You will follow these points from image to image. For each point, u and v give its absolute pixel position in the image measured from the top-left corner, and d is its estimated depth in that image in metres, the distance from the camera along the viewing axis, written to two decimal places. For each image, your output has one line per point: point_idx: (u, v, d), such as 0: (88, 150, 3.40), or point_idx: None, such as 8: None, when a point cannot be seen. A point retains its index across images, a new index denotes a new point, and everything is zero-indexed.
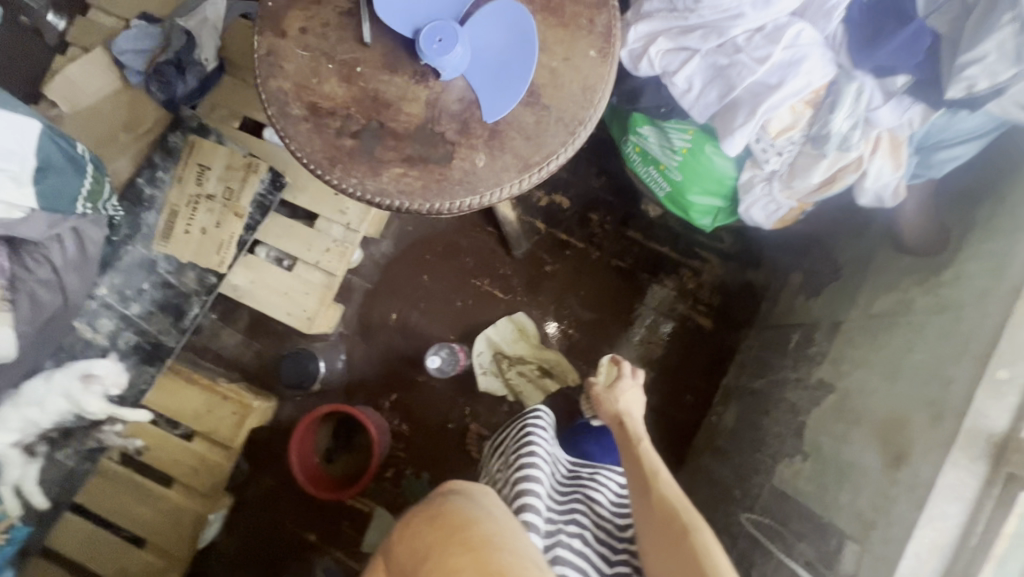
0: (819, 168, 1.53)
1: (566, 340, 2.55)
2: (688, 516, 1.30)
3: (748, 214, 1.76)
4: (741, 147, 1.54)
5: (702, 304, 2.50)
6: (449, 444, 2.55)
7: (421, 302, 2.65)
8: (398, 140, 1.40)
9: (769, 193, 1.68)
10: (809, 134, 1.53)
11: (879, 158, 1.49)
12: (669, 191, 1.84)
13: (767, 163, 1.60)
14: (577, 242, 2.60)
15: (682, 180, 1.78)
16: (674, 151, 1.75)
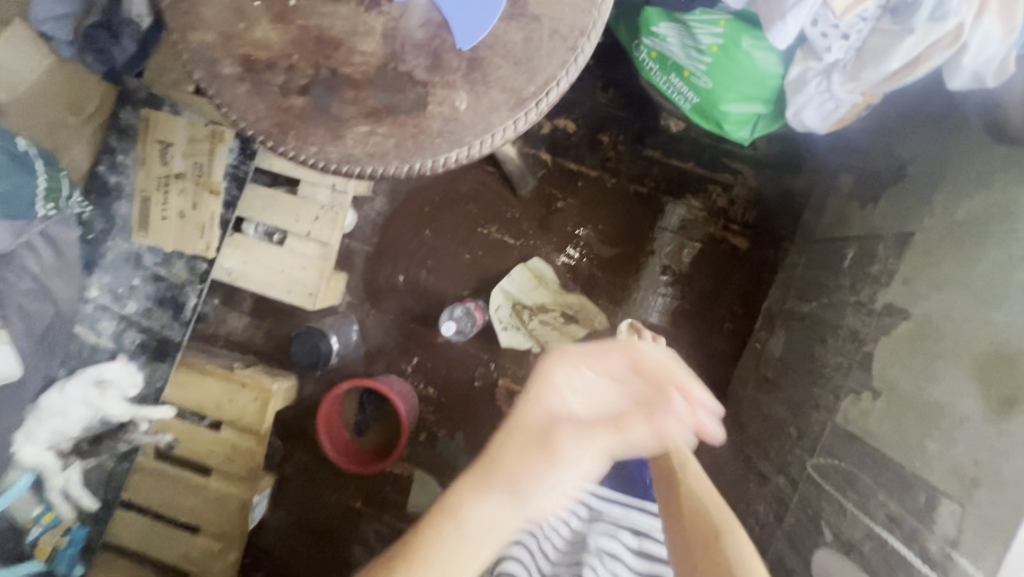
0: (900, 50, 1.19)
1: (589, 281, 2.35)
2: (720, 517, 1.15)
3: (798, 119, 1.45)
4: (793, 35, 1.22)
5: (736, 222, 2.24)
6: (479, 402, 2.45)
7: (428, 259, 2.45)
8: (358, 88, 1.14)
9: (827, 89, 1.36)
10: (886, 4, 1.19)
11: (986, 22, 1.13)
12: (696, 101, 1.55)
13: (828, 52, 1.27)
14: (588, 171, 2.32)
15: (713, 88, 1.48)
16: (701, 50, 1.44)
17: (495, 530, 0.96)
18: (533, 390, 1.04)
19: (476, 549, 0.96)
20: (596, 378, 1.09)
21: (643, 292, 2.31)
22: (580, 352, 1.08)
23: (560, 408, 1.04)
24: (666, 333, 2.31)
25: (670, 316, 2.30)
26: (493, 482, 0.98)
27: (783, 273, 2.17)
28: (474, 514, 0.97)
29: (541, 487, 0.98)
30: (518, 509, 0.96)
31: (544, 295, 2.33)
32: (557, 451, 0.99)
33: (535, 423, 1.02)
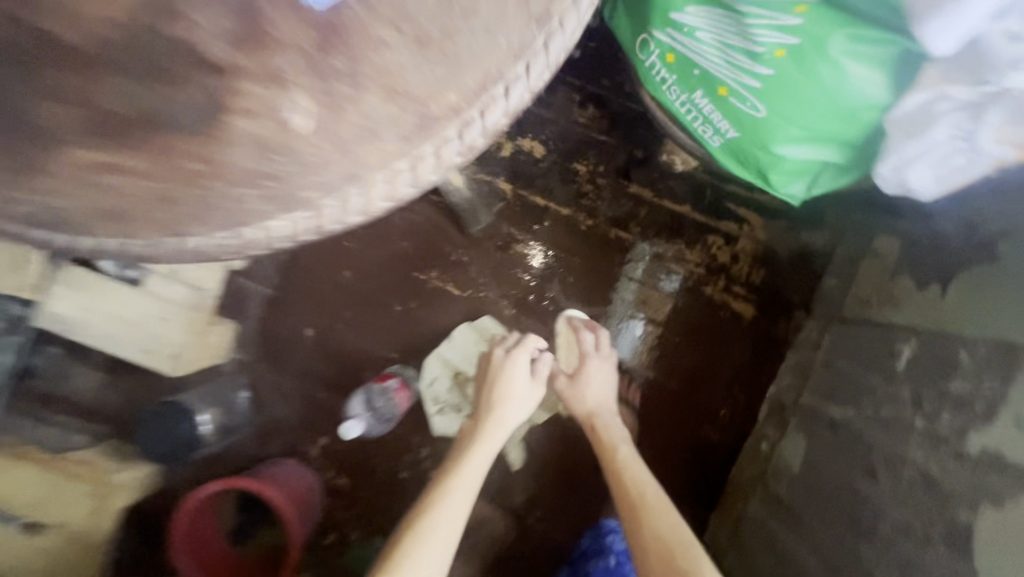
0: None
1: (551, 347, 1.82)
2: (688, 556, 1.24)
3: (895, 177, 1.12)
4: (956, 43, 0.90)
5: (738, 283, 1.78)
6: (405, 499, 1.88)
7: (347, 309, 1.88)
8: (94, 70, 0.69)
9: (965, 133, 1.00)
10: None
11: None
12: (735, 135, 1.20)
13: (990, 76, 0.93)
14: (558, 207, 1.81)
15: (766, 115, 1.12)
16: (755, 58, 1.07)
17: (461, 506, 1.37)
18: (491, 385, 1.60)
19: (452, 514, 1.35)
20: (525, 380, 1.61)
21: (622, 364, 1.82)
22: (522, 352, 1.62)
23: (507, 407, 1.57)
24: (647, 417, 1.82)
25: (654, 396, 1.82)
26: (460, 463, 1.47)
27: (796, 353, 1.72)
28: (450, 492, 1.39)
29: (489, 451, 1.49)
30: (485, 457, 1.48)
31: None
32: (497, 419, 1.54)
33: (493, 414, 1.55)
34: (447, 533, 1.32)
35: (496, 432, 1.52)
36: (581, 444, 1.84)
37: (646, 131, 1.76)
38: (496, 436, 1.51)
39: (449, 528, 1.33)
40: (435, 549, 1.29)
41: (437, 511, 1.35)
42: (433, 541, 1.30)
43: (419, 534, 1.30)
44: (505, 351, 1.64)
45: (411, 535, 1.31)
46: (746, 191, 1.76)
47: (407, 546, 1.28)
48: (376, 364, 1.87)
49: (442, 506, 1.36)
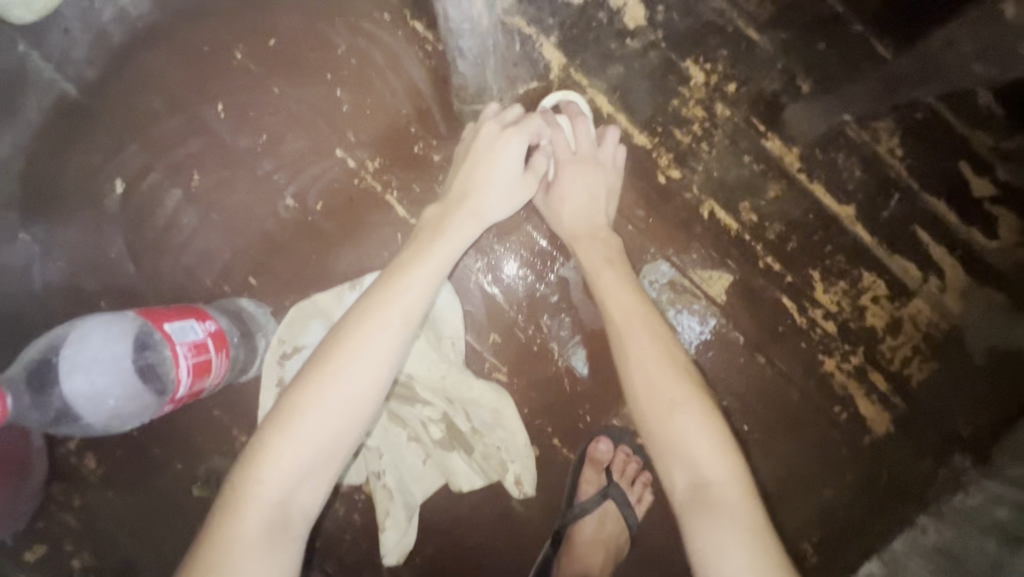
0: None
1: (530, 365, 1.01)
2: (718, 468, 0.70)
3: None
4: None
5: (881, 373, 1.00)
6: (179, 536, 1.03)
7: (199, 172, 1.02)
8: None
9: None
10: None
11: None
12: None
13: None
14: (630, 129, 0.98)
15: None
16: None
17: (398, 326, 0.68)
18: (466, 165, 0.82)
19: (382, 342, 0.67)
20: (519, 153, 0.80)
21: (636, 439, 1.01)
22: (514, 136, 0.80)
23: (483, 185, 0.80)
24: (643, 541, 1.01)
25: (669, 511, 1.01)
26: (405, 255, 0.76)
27: (950, 529, 0.91)
28: (374, 302, 0.69)
29: (458, 242, 0.77)
30: (452, 248, 0.76)
31: (436, 371, 0.99)
32: (473, 200, 0.80)
33: (470, 197, 0.80)
34: (369, 379, 0.66)
35: (451, 247, 0.76)
36: (513, 557, 1.00)
37: (833, 51, 0.96)
38: (470, 224, 0.78)
39: (376, 362, 0.66)
40: (348, 396, 0.65)
41: (354, 333, 0.67)
42: (350, 390, 0.65)
43: (320, 370, 0.66)
44: (500, 122, 0.82)
45: (306, 380, 0.65)
46: (959, 221, 0.97)
47: (300, 392, 0.65)
48: (213, 287, 1.01)
49: (365, 324, 0.68)
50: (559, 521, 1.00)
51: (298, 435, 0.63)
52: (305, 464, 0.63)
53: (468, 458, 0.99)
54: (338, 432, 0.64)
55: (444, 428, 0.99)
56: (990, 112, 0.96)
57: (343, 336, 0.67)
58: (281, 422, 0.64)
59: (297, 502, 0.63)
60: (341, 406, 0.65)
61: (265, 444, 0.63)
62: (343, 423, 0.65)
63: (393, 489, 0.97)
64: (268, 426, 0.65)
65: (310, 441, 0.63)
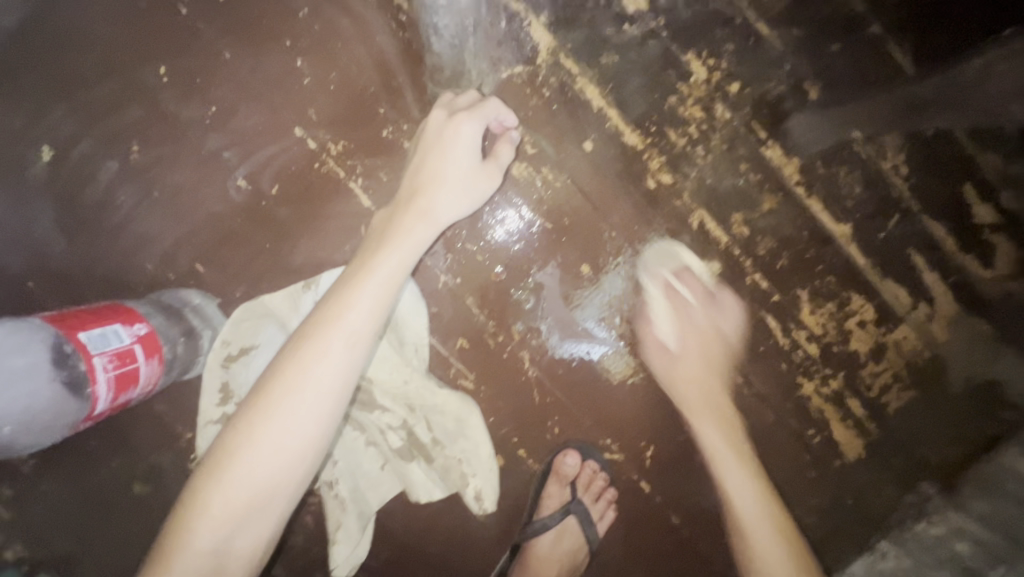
0: None
1: (499, 374, 0.95)
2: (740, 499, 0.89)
3: None
4: None
5: (858, 399, 0.97)
6: (116, 534, 0.97)
7: (138, 143, 0.91)
8: None
9: None
10: None
11: None
12: None
13: None
14: (622, 127, 0.90)
15: None
16: None
17: (341, 364, 0.64)
18: (419, 162, 0.79)
19: (322, 381, 0.64)
20: (475, 151, 0.79)
21: (605, 453, 0.97)
22: (469, 120, 0.78)
23: (438, 173, 0.78)
24: (602, 554, 1.00)
25: (631, 526, 0.99)
26: (354, 270, 0.71)
27: (908, 559, 0.90)
28: (313, 333, 0.65)
29: (409, 252, 0.73)
30: (405, 258, 0.72)
31: (397, 376, 0.93)
32: (424, 200, 0.77)
33: (421, 196, 0.77)
34: (307, 422, 0.63)
35: (405, 259, 0.72)
36: (469, 566, 0.97)
37: (846, 55, 0.88)
38: (422, 228, 0.75)
39: (314, 409, 0.63)
40: (285, 438, 0.62)
41: (292, 370, 0.64)
42: (288, 435, 0.62)
43: (256, 408, 0.63)
44: (448, 108, 0.80)
45: (243, 424, 0.63)
46: (956, 247, 0.93)
47: (234, 436, 0.63)
48: (153, 274, 0.91)
49: (303, 361, 0.64)
50: (518, 533, 0.97)
51: (231, 481, 0.62)
52: (239, 508, 0.62)
53: (428, 468, 0.94)
54: (275, 477, 0.63)
55: (403, 436, 0.94)
56: (1004, 133, 0.89)
57: (280, 377, 0.64)
58: (216, 466, 0.63)
59: (234, 548, 0.62)
60: (279, 452, 0.62)
61: (196, 495, 0.62)
62: (280, 470, 0.62)
63: (346, 499, 0.93)
64: (206, 467, 0.64)
65: (247, 489, 0.62)
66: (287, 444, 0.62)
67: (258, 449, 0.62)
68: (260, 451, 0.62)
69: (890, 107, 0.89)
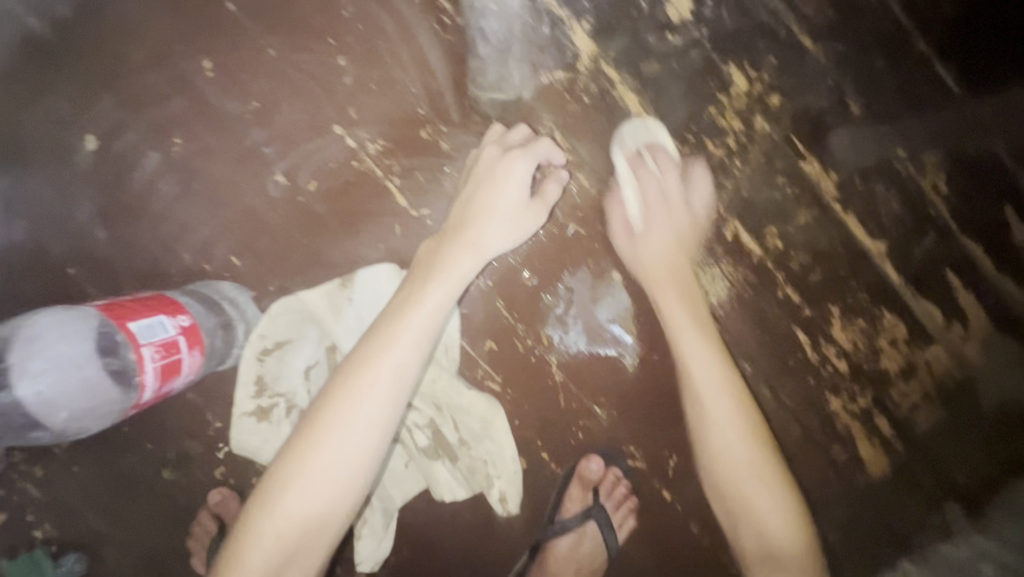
0: None
1: (527, 377, 0.96)
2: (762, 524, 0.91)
3: None
4: None
5: (886, 417, 0.96)
6: (144, 517, 0.99)
7: (181, 135, 0.92)
8: None
9: None
10: None
11: None
12: None
13: None
14: (660, 136, 0.90)
15: None
16: None
17: (392, 393, 0.75)
18: (468, 196, 0.87)
19: (375, 406, 0.74)
20: (522, 189, 0.86)
21: (628, 460, 0.97)
22: (523, 158, 0.86)
23: (484, 214, 0.85)
24: (620, 560, 1.00)
25: (650, 534, 0.99)
26: (398, 305, 0.81)
27: None
28: (366, 364, 0.76)
29: (453, 286, 0.82)
30: (448, 292, 0.81)
31: (426, 376, 0.94)
32: (472, 232, 0.85)
33: (467, 232, 0.85)
34: (363, 444, 0.72)
35: (453, 291, 0.82)
36: (488, 566, 0.98)
37: (890, 71, 0.87)
38: (468, 261, 0.84)
39: (367, 433, 0.73)
40: (338, 460, 0.71)
41: (345, 397, 0.73)
42: (344, 457, 0.72)
43: (310, 435, 0.72)
44: (500, 144, 0.87)
45: (305, 445, 0.72)
46: (993, 269, 0.92)
47: (290, 461, 0.72)
48: (190, 264, 0.93)
49: (358, 392, 0.74)
50: (538, 535, 0.98)
51: (289, 501, 0.70)
52: (297, 527, 0.70)
53: (452, 467, 0.95)
54: (334, 494, 0.72)
55: (430, 435, 0.95)
56: None
57: (330, 401, 0.74)
58: (273, 490, 0.71)
59: (294, 562, 0.71)
60: (337, 470, 0.71)
61: (256, 515, 0.71)
62: (338, 489, 0.72)
63: (372, 495, 0.94)
64: (263, 491, 0.72)
65: (309, 504, 0.71)
66: (340, 469, 0.72)
67: (314, 474, 0.71)
68: (315, 474, 0.71)
69: (933, 125, 0.88)
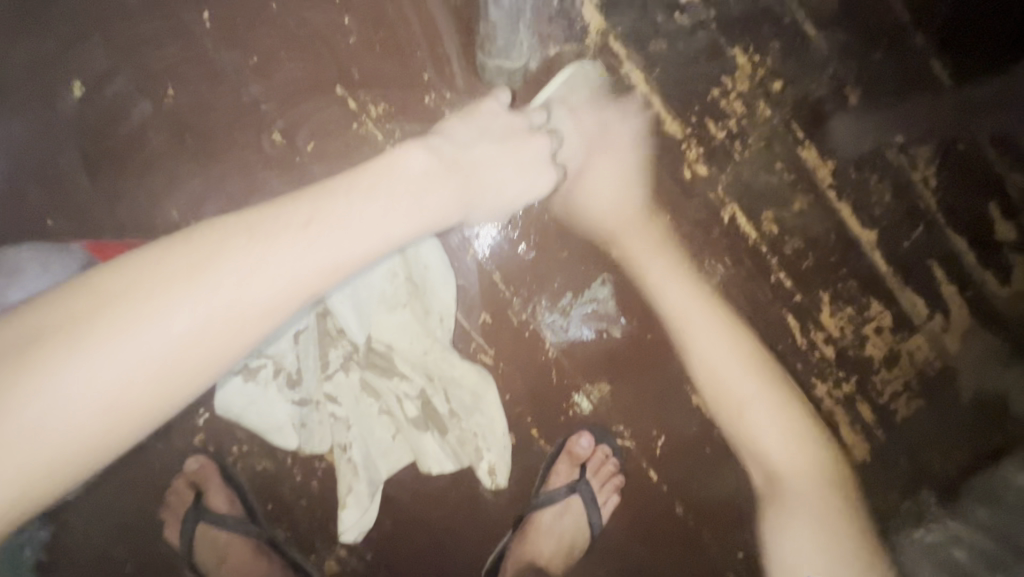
0: None
1: (520, 351, 0.95)
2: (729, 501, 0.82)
3: None
4: None
5: (869, 404, 0.98)
6: (116, 485, 0.95)
7: (174, 86, 0.89)
8: None
9: None
10: None
11: None
12: None
13: None
14: (664, 115, 0.91)
15: None
16: None
17: (225, 339, 0.55)
18: (488, 151, 0.77)
19: (203, 337, 0.54)
20: (525, 188, 0.81)
21: (617, 439, 0.98)
22: (549, 174, 0.82)
23: (484, 193, 0.78)
24: (603, 539, 1.00)
25: (635, 514, 1.00)
26: (335, 210, 0.63)
27: None
28: (255, 258, 0.57)
29: (434, 214, 0.71)
30: (416, 216, 0.69)
31: (418, 345, 0.90)
32: (473, 191, 0.76)
33: (472, 185, 0.76)
34: (127, 399, 0.51)
35: (423, 224, 0.70)
36: (474, 542, 0.98)
37: (887, 64, 0.90)
38: (454, 212, 0.74)
39: (245, 310, 0.56)
40: (185, 333, 0.53)
41: (224, 263, 0.56)
42: (138, 369, 0.51)
43: (170, 282, 0.54)
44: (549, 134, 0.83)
45: (147, 288, 0.53)
46: (976, 263, 0.95)
47: (158, 275, 0.54)
48: (178, 221, 0.90)
49: (196, 305, 0.53)
50: (522, 510, 0.98)
51: (100, 352, 0.50)
52: (59, 415, 0.48)
53: (442, 439, 0.93)
54: (90, 434, 0.49)
55: (419, 406, 0.91)
56: None
57: (231, 246, 0.57)
58: (133, 294, 0.53)
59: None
60: (106, 383, 0.50)
61: (97, 317, 0.51)
62: (104, 414, 0.50)
63: (359, 465, 0.91)
64: (123, 282, 0.54)
65: (77, 413, 0.49)
66: (189, 343, 0.53)
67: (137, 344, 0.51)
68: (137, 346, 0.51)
69: (928, 119, 0.91)
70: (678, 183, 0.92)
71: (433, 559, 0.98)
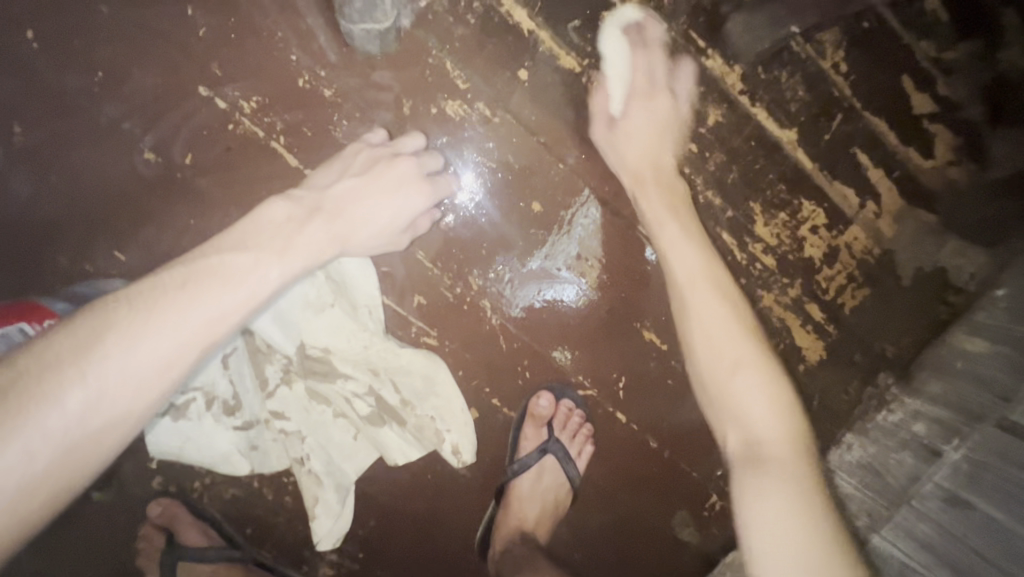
0: None
1: (463, 324, 0.92)
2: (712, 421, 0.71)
3: None
4: None
5: (819, 303, 0.98)
6: (80, 548, 0.92)
7: (20, 122, 0.80)
8: None
9: None
10: None
11: None
12: None
13: None
14: (557, 50, 0.85)
15: None
16: None
17: (125, 409, 0.50)
18: (362, 183, 0.75)
19: (103, 409, 0.49)
20: (386, 221, 0.76)
21: (578, 391, 0.97)
22: (423, 190, 0.79)
23: (356, 228, 0.73)
24: (585, 488, 1.01)
25: (610, 458, 1.00)
26: (209, 267, 0.58)
27: (872, 447, 0.96)
28: (137, 329, 0.51)
29: (331, 245, 0.70)
30: (318, 248, 0.68)
31: (356, 342, 0.88)
32: (344, 222, 0.72)
33: (339, 217, 0.71)
34: (25, 493, 0.46)
35: (309, 260, 0.67)
36: (460, 516, 0.98)
37: None
38: (325, 247, 0.69)
39: (193, 337, 0.54)
40: (137, 370, 0.51)
41: (114, 339, 0.50)
42: (38, 449, 0.46)
43: (105, 333, 0.51)
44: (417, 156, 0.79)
45: (41, 372, 0.48)
46: (897, 140, 0.93)
47: (98, 324, 0.51)
48: (68, 267, 0.83)
49: (91, 376, 0.48)
50: (501, 479, 0.98)
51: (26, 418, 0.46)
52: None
53: (402, 429, 0.93)
54: None
55: (372, 402, 0.91)
56: (936, 19, 0.91)
57: (165, 284, 0.55)
58: (70, 352, 0.49)
59: None
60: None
61: (31, 377, 0.47)
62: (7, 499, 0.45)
63: (321, 474, 0.90)
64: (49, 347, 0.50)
65: None
66: (136, 380, 0.51)
67: (66, 399, 0.47)
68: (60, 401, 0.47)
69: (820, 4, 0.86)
70: (588, 120, 0.88)
71: (422, 542, 0.98)
